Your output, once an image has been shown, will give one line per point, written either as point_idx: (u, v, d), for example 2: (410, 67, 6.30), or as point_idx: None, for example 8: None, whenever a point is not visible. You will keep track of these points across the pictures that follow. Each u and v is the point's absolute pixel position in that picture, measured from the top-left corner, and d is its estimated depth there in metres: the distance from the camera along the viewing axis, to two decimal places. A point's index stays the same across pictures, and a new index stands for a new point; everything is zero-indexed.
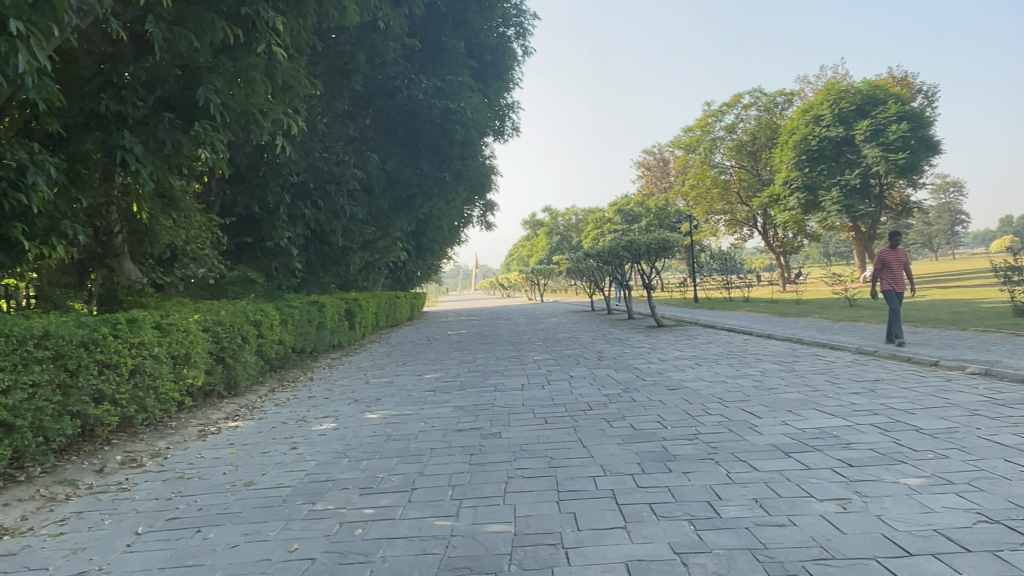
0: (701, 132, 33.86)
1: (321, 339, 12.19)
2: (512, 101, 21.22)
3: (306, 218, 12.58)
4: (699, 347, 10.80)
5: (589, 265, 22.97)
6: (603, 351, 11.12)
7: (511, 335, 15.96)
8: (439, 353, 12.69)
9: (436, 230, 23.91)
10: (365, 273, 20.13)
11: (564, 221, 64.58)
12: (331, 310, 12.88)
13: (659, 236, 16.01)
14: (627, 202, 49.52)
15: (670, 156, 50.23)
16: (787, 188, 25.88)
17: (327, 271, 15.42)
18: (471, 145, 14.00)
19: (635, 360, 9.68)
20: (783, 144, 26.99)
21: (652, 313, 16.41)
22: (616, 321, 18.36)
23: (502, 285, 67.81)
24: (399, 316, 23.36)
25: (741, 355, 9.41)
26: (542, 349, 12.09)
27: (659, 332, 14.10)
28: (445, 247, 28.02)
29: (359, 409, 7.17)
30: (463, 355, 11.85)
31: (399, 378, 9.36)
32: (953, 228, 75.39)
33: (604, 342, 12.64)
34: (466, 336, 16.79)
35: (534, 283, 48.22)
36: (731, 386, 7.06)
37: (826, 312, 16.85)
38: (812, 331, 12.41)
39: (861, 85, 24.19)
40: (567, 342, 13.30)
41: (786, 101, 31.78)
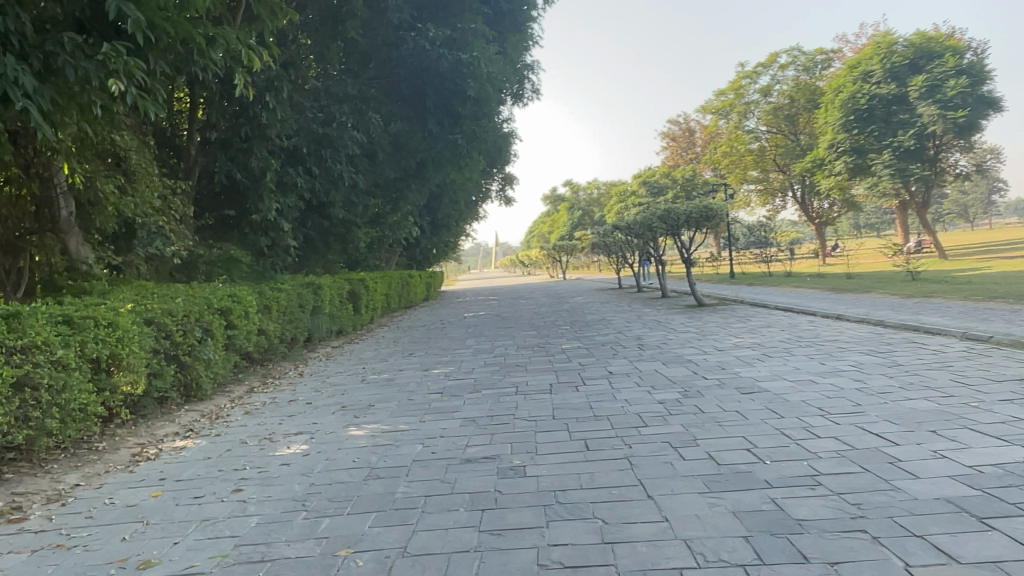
0: (734, 96, 31.69)
1: (316, 326, 10.67)
2: (532, 61, 19.44)
3: (299, 188, 10.94)
4: (758, 331, 9.12)
5: (617, 240, 21.23)
6: (646, 336, 9.50)
7: (535, 317, 14.34)
8: (452, 340, 11.13)
9: (451, 203, 22.23)
10: (374, 249, 18.57)
11: (586, 196, 62.58)
12: (331, 293, 11.35)
13: (701, 203, 14.23)
14: (653, 174, 47.43)
15: (696, 126, 48.04)
16: (832, 151, 23.84)
17: (329, 248, 13.88)
18: (487, 104, 12.31)
19: (685, 350, 8.06)
20: (827, 104, 24.88)
21: (692, 290, 14.68)
22: (650, 299, 16.66)
23: (523, 262, 66.09)
24: (413, 297, 21.79)
25: (817, 343, 7.72)
26: (572, 335, 10.48)
27: (703, 312, 12.41)
28: (461, 222, 26.36)
29: (345, 420, 5.62)
30: (479, 343, 10.26)
31: (402, 375, 7.79)
32: (991, 196, 72.36)
33: (643, 326, 10.98)
34: (485, 318, 15.22)
35: (556, 260, 46.50)
36: (826, 389, 5.42)
37: (887, 287, 15.03)
38: (886, 309, 10.64)
39: (914, 37, 22.09)
40: (598, 325, 11.65)
41: (827, 60, 29.52)
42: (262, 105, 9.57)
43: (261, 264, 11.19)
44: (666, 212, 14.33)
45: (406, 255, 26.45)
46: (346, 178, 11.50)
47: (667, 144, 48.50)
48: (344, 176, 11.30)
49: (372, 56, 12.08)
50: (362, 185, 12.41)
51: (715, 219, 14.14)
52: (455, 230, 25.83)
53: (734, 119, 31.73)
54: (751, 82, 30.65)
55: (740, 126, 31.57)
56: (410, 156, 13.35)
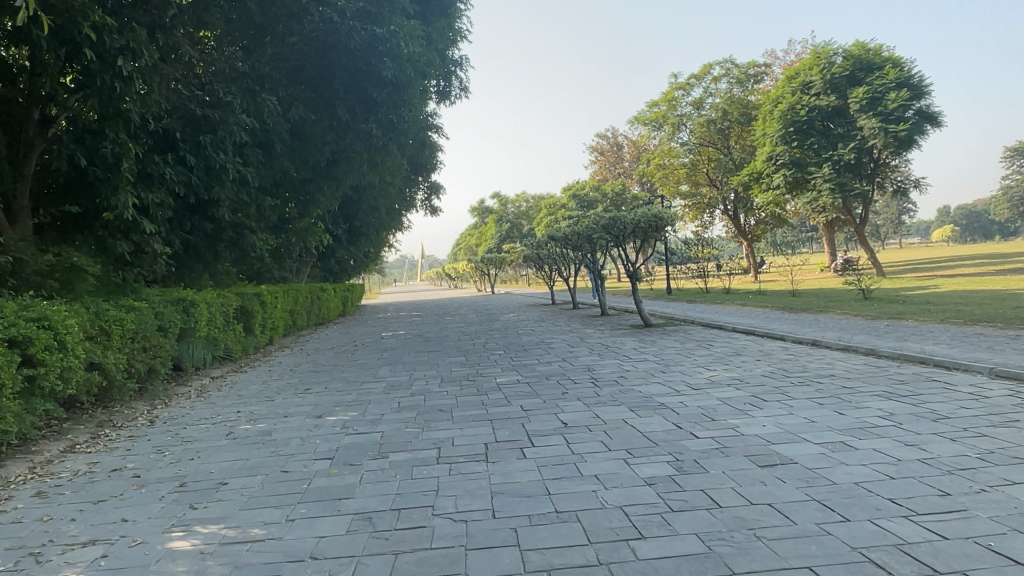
0: (666, 107, 30.50)
1: (183, 352, 8.51)
2: (460, 56, 17.75)
3: (171, 182, 8.84)
4: (731, 362, 7.59)
5: (549, 253, 19.61)
6: (597, 367, 7.82)
7: (461, 338, 12.51)
8: (361, 369, 9.20)
9: (368, 209, 20.06)
10: (273, 256, 16.31)
11: (514, 209, 61.12)
12: (211, 309, 9.24)
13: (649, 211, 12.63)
14: (582, 187, 46.29)
15: (624, 140, 47.37)
16: (771, 164, 22.98)
17: (218, 256, 11.72)
18: (408, 91, 10.46)
19: (652, 388, 6.40)
20: (765, 116, 24.09)
21: (637, 309, 13.15)
22: (588, 318, 15.10)
23: (448, 276, 63.94)
24: (325, 313, 19.58)
25: (815, 382, 6.20)
26: (507, 363, 8.73)
27: (653, 335, 10.87)
28: (382, 232, 24.21)
29: (169, 518, 3.65)
30: (394, 375, 8.36)
31: (282, 426, 5.81)
32: (900, 216, 75.12)
33: (588, 352, 9.32)
34: (404, 339, 13.29)
35: (482, 273, 44.66)
36: (876, 460, 3.85)
37: (841, 306, 13.91)
38: (862, 334, 9.35)
39: (851, 49, 21.70)
40: (535, 351, 9.93)
41: (760, 73, 28.89)
42: (115, 74, 7.47)
43: (121, 276, 8.98)
44: (610, 221, 12.84)
45: (318, 266, 24.07)
46: (235, 172, 9.42)
47: (595, 158, 47.48)
48: (232, 170, 9.23)
49: (268, 29, 10.06)
50: (255, 182, 10.35)
51: (663, 232, 12.73)
52: (374, 242, 23.67)
53: (666, 131, 30.64)
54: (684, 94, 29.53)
55: (673, 138, 30.55)
56: (315, 151, 11.34)
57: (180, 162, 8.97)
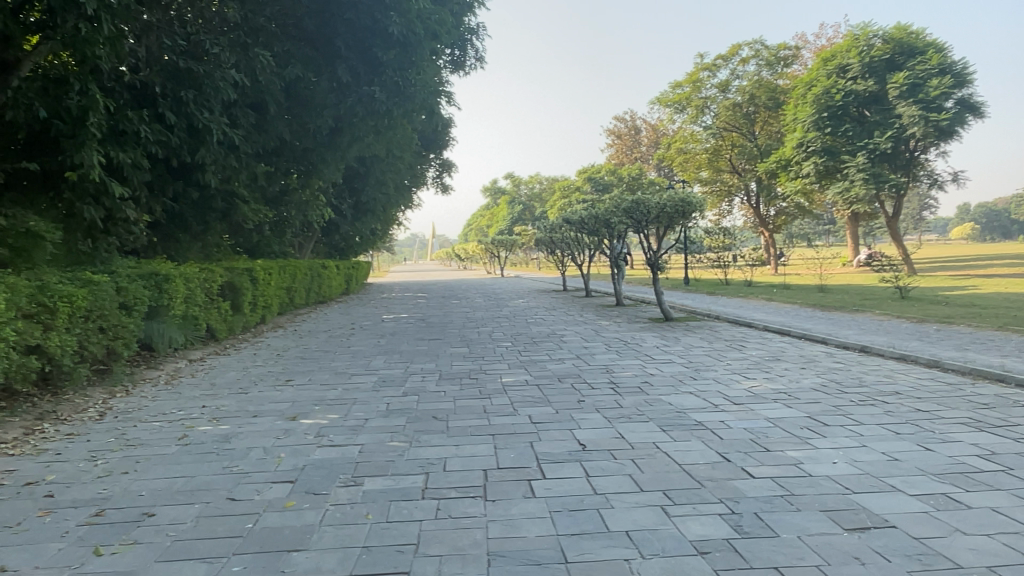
0: (690, 88, 29.22)
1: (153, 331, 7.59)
2: (478, 24, 16.67)
3: (147, 142, 7.89)
4: (772, 369, 6.63)
5: (563, 237, 18.56)
6: (618, 369, 6.86)
7: (467, 325, 11.58)
8: (353, 358, 8.29)
9: (375, 183, 19.09)
10: (270, 228, 15.38)
11: (527, 190, 60.03)
12: (191, 285, 8.33)
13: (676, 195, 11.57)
14: (598, 170, 45.07)
15: (642, 124, 46.06)
16: (800, 152, 21.82)
17: (205, 226, 10.81)
18: (417, 52, 9.43)
19: (685, 399, 5.44)
20: (795, 101, 22.87)
21: (658, 300, 12.13)
22: (603, 308, 14.13)
23: (459, 258, 62.95)
24: (326, 292, 18.73)
25: (880, 401, 5.22)
26: (515, 359, 7.79)
27: (676, 331, 9.91)
28: (391, 209, 23.27)
29: (58, 571, 2.74)
30: (388, 368, 7.43)
31: (246, 431, 4.88)
32: (920, 212, 73.50)
33: (606, 348, 8.36)
34: (405, 323, 12.38)
35: (493, 255, 43.70)
36: (1003, 528, 2.89)
37: (876, 305, 12.89)
38: (914, 340, 8.36)
39: (893, 30, 20.44)
40: (547, 344, 8.99)
41: (790, 57, 27.58)
42: (78, 13, 6.46)
43: (91, 245, 8.08)
44: (633, 204, 11.55)
45: (323, 242, 23.17)
46: (221, 134, 8.45)
47: (612, 141, 46.20)
48: (217, 132, 8.26)
49: None
50: (246, 147, 9.39)
51: (691, 219, 11.51)
52: (382, 219, 22.72)
53: (689, 114, 29.39)
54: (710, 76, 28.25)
55: (696, 122, 29.30)
56: (314, 115, 10.35)
57: (158, 119, 8.00)
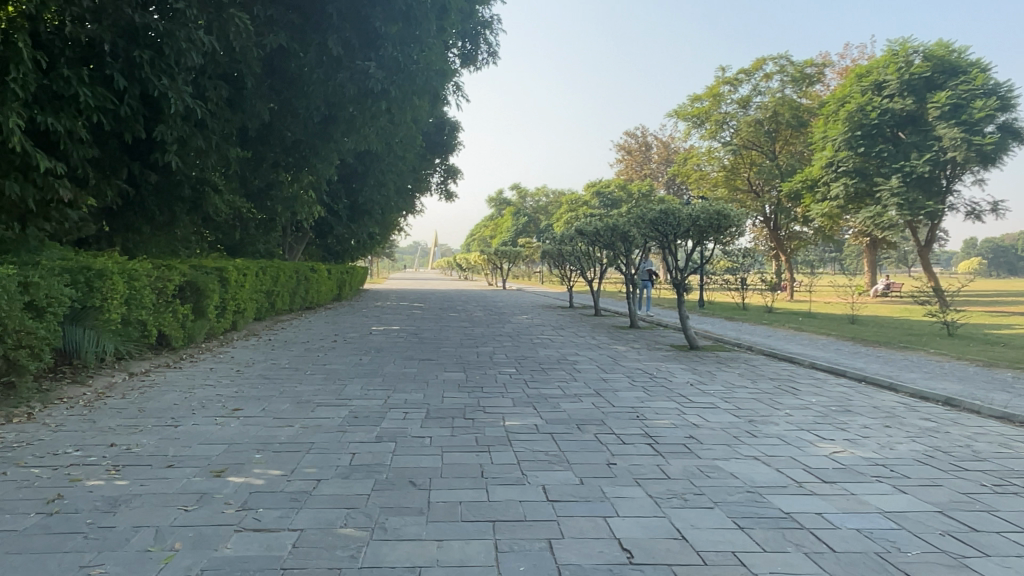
0: (710, 102, 27.89)
1: (69, 339, 6.16)
2: (493, 16, 15.39)
3: (93, 112, 6.51)
4: (848, 427, 5.22)
5: (572, 250, 17.17)
6: (651, 416, 5.45)
7: (464, 344, 10.17)
8: (325, 381, 6.87)
9: (373, 182, 17.75)
10: (253, 225, 13.98)
11: (533, 203, 58.72)
12: (138, 285, 6.96)
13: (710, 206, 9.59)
14: (606, 185, 43.78)
15: (654, 140, 44.79)
16: (829, 172, 20.60)
17: (171, 218, 9.44)
18: (421, 25, 8.14)
19: (751, 470, 4.04)
20: (826, 119, 21.62)
21: (684, 328, 10.48)
22: (616, 331, 12.73)
23: (460, 268, 61.60)
24: (314, 297, 17.35)
25: (1021, 488, 3.83)
26: (522, 392, 6.36)
27: (707, 364, 8.51)
28: (391, 212, 21.94)
29: None
30: (364, 399, 6.00)
31: (145, 493, 3.46)
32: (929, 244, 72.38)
33: (631, 384, 6.94)
34: (395, 338, 10.98)
35: (495, 267, 42.32)
36: None
37: (924, 342, 11.49)
38: (1000, 391, 6.96)
39: (934, 47, 19.13)
40: (558, 373, 7.58)
41: (817, 74, 26.34)
42: None
43: (17, 230, 6.71)
44: (661, 214, 9.79)
45: (316, 243, 21.81)
46: (182, 106, 7.09)
47: (621, 157, 44.87)
48: (177, 102, 6.89)
49: None
50: (214, 125, 8.01)
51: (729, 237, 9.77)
52: (380, 223, 21.34)
53: (708, 129, 28.08)
54: (731, 90, 26.93)
55: (714, 138, 28.01)
56: (299, 95, 9.01)
57: (103, 82, 6.62)
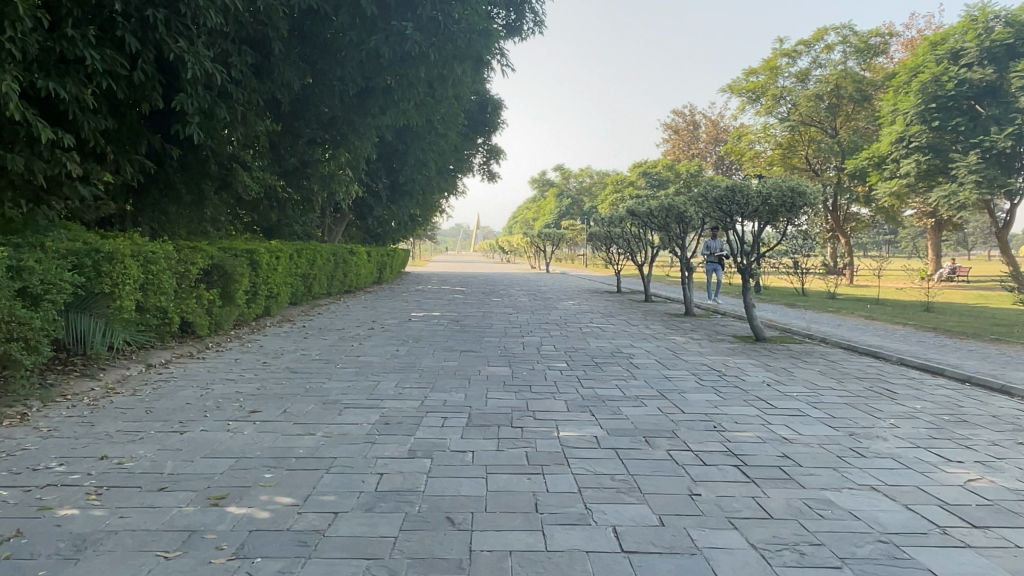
0: (766, 76, 26.55)
1: (75, 329, 5.60)
2: None
3: (104, 78, 5.89)
4: (975, 445, 4.34)
5: (622, 231, 16.27)
6: (732, 427, 4.63)
7: (509, 334, 9.42)
8: (357, 376, 6.21)
9: (414, 161, 17.10)
10: (290, 206, 13.47)
11: (576, 184, 57.56)
12: (155, 269, 6.37)
13: (783, 181, 8.54)
14: (653, 165, 42.44)
15: (703, 118, 43.24)
16: (899, 147, 19.09)
17: (199, 198, 8.89)
18: None
19: (875, 509, 3.21)
20: (896, 90, 20.08)
21: (751, 316, 9.55)
22: (672, 319, 11.85)
23: (502, 250, 60.91)
24: (354, 280, 16.80)
25: None
26: (577, 394, 5.59)
27: (781, 359, 7.62)
28: (433, 193, 21.27)
29: None
30: (399, 399, 5.30)
31: (123, 531, 2.80)
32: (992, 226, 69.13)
33: (699, 384, 6.11)
34: (436, 325, 10.31)
35: (538, 250, 41.46)
36: None
37: (1018, 334, 10.37)
38: None
39: (1018, 11, 17.56)
40: (615, 368, 6.79)
41: (883, 44, 24.72)
42: None
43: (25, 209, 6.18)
44: (727, 191, 8.79)
45: (356, 225, 21.28)
46: (201, 72, 6.45)
47: (669, 136, 43.44)
48: (194, 67, 6.24)
49: None
50: (239, 94, 7.38)
51: (803, 216, 8.66)
52: (422, 204, 20.69)
53: (764, 104, 26.74)
54: (789, 63, 25.50)
55: (770, 113, 26.63)
56: (333, 64, 8.40)
57: (113, 45, 6.00)
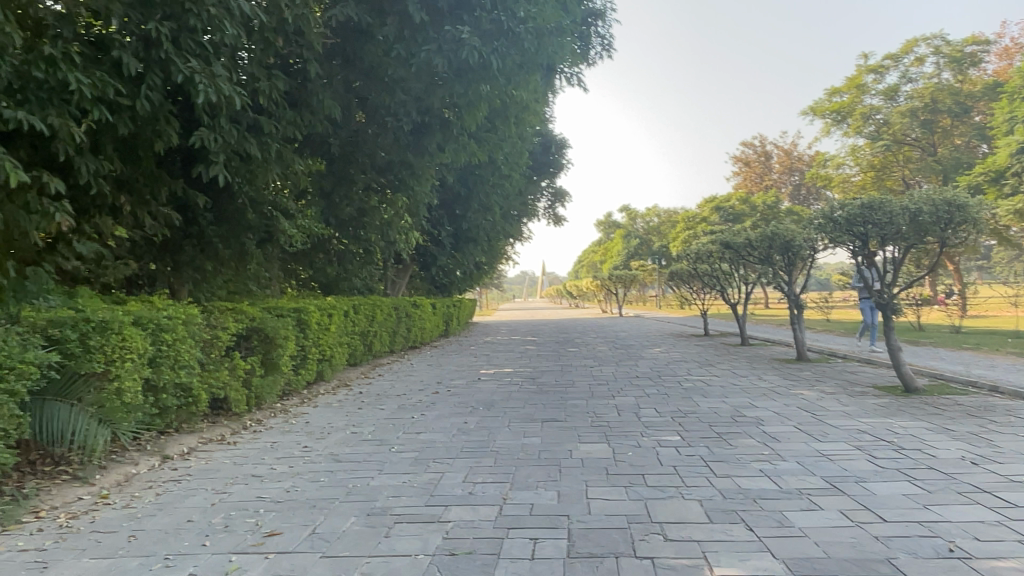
0: (851, 95, 24.72)
1: (60, 422, 4.46)
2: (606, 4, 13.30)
3: (98, 108, 4.85)
4: None
5: (710, 267, 14.58)
6: (981, 554, 3.00)
7: (597, 394, 7.91)
8: (416, 466, 4.82)
9: (478, 205, 15.97)
10: (349, 259, 12.43)
11: (644, 224, 55.82)
12: (168, 337, 5.24)
13: (935, 196, 6.76)
14: (726, 200, 40.34)
15: (774, 149, 41.07)
16: (1021, 159, 16.31)
17: (239, 256, 7.85)
18: None
19: None
20: (1011, 96, 17.84)
21: (895, 365, 7.70)
22: (784, 367, 10.10)
23: (571, 296, 59.41)
24: (419, 335, 15.63)
25: None
26: (713, 489, 4.06)
27: (961, 420, 5.87)
28: (500, 239, 20.10)
29: None
30: (470, 505, 3.87)
31: None
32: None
33: (878, 467, 4.46)
34: (511, 385, 8.90)
35: (610, 292, 39.74)
36: None
37: None
38: None
39: None
40: (749, 441, 5.21)
41: (981, 52, 22.47)
42: None
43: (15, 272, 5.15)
44: (862, 213, 7.12)
45: (421, 276, 20.26)
46: (220, 98, 5.38)
47: (739, 169, 41.44)
48: (208, 91, 5.16)
49: None
50: (273, 127, 6.30)
51: (962, 236, 6.93)
52: (489, 251, 19.52)
53: (850, 125, 24.83)
54: (875, 79, 23.55)
55: (857, 135, 24.69)
56: (382, 91, 7.30)
57: (112, 70, 4.98)
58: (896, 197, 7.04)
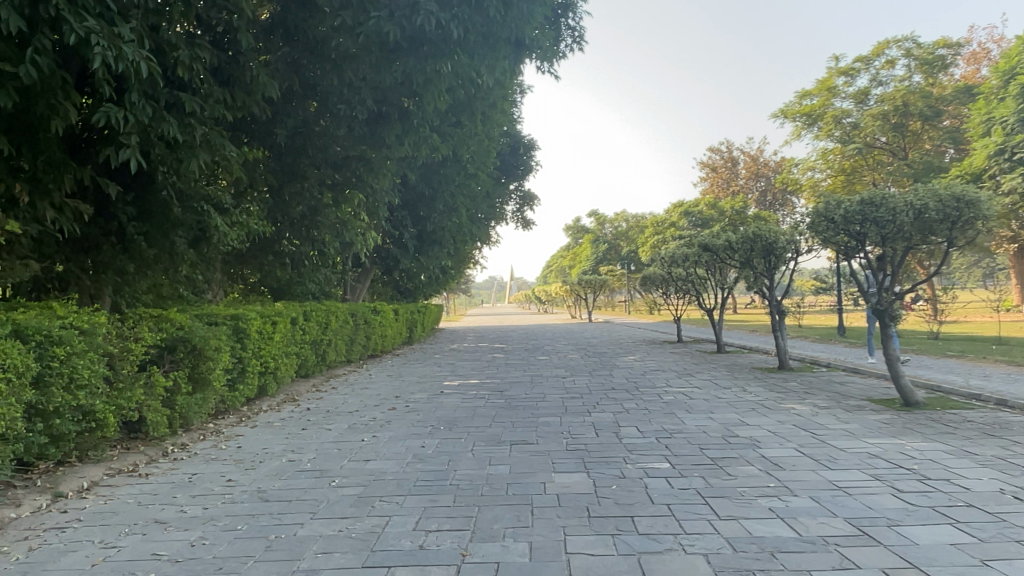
0: (822, 97, 24.42)
1: None
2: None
3: None
4: None
5: (685, 271, 13.96)
6: None
7: (571, 410, 7.14)
8: (359, 507, 3.99)
9: (443, 206, 15.14)
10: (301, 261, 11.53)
11: (612, 228, 55.48)
12: (61, 352, 4.37)
13: (943, 192, 6.15)
14: (695, 204, 40.07)
15: (741, 154, 40.98)
16: (999, 161, 16.28)
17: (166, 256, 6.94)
18: None
19: None
20: (987, 97, 17.58)
21: (894, 377, 7.08)
22: (768, 377, 9.47)
23: (539, 301, 58.79)
24: (379, 343, 14.73)
25: None
26: (720, 538, 3.30)
27: (980, 441, 5.23)
28: (467, 243, 19.30)
29: None
30: (423, 564, 3.07)
31: None
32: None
33: (908, 505, 3.76)
34: (476, 399, 8.09)
35: (579, 297, 39.16)
36: None
37: None
38: None
39: None
40: (750, 471, 4.46)
41: (951, 56, 22.36)
42: None
43: None
44: (862, 211, 6.48)
45: (383, 280, 19.34)
46: (126, 66, 4.46)
47: (707, 174, 41.27)
48: (108, 57, 4.23)
49: None
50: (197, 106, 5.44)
51: (970, 236, 6.32)
52: (455, 254, 18.71)
53: (821, 128, 24.53)
54: (847, 82, 23.30)
55: (826, 138, 24.40)
56: (329, 71, 6.48)
57: None
58: (899, 193, 6.41)
